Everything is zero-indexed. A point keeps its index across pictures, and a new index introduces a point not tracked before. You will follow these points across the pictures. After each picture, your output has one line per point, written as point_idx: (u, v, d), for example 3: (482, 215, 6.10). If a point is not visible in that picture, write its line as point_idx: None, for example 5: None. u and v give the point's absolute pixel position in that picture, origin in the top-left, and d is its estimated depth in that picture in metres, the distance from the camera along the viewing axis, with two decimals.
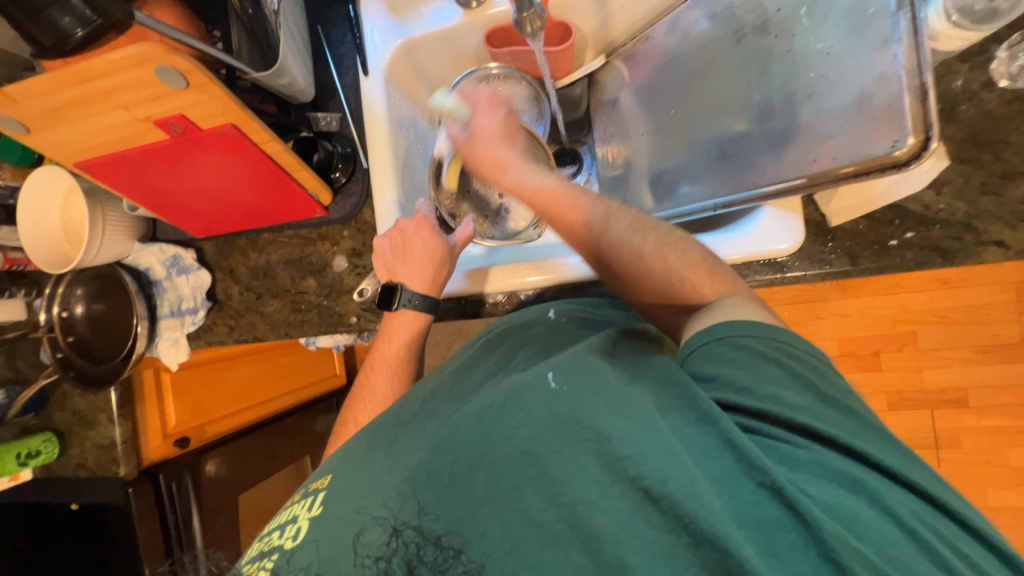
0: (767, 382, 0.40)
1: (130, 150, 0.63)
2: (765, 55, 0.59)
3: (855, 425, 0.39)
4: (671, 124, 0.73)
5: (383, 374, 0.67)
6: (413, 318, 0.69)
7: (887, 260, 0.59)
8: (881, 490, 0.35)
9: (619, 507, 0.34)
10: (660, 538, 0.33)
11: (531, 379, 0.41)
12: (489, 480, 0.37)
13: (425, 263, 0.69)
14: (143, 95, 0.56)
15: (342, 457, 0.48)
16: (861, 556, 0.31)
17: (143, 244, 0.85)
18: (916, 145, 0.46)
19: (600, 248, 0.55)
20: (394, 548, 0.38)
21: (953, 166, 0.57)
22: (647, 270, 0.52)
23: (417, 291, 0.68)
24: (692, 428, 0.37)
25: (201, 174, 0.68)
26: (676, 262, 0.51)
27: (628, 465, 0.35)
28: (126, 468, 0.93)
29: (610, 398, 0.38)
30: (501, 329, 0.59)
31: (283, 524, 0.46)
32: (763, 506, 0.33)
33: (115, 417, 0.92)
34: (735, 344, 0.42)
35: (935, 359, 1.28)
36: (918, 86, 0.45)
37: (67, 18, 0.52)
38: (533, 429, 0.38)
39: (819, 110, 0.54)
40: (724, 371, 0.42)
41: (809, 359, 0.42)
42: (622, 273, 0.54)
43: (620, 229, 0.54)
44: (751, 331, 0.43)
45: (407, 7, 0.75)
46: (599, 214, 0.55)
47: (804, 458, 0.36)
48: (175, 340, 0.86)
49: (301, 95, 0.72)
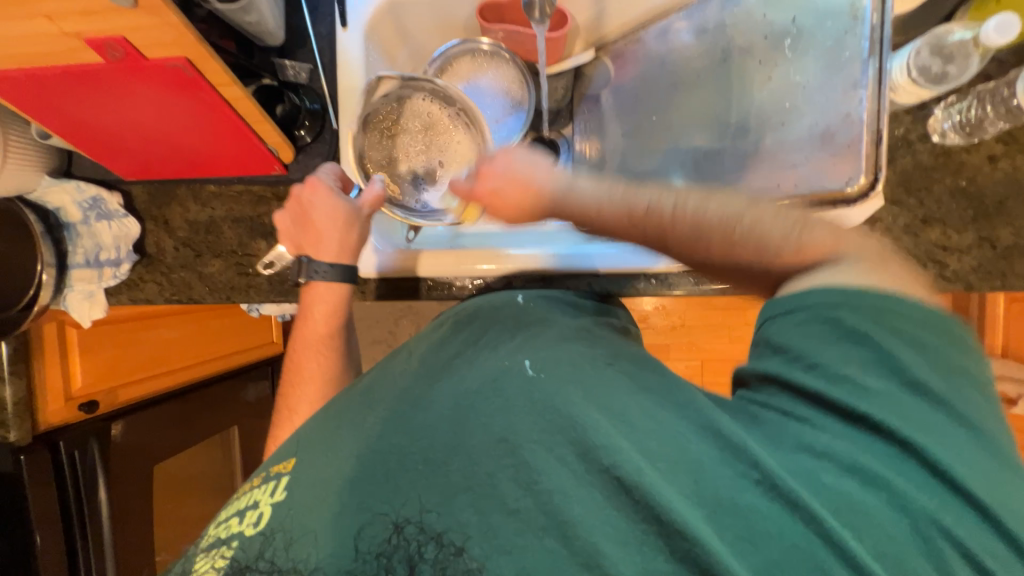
0: (847, 363, 0.37)
1: (49, 70, 0.53)
2: (746, 78, 0.62)
3: (928, 415, 0.36)
4: (651, 129, 0.75)
5: (308, 350, 0.65)
6: (332, 294, 0.65)
7: None
8: (902, 485, 0.34)
9: (592, 496, 0.35)
10: (631, 525, 0.34)
11: (508, 368, 0.42)
12: (465, 469, 0.38)
13: (329, 234, 0.64)
14: (73, 8, 0.46)
15: (305, 440, 0.48)
16: (839, 546, 0.32)
17: (55, 179, 0.73)
18: (865, 185, 0.53)
19: (669, 242, 0.46)
20: (397, 545, 0.37)
21: (886, 206, 0.64)
22: (741, 251, 0.43)
23: (331, 262, 0.64)
24: (674, 418, 0.38)
25: (138, 109, 0.59)
26: (772, 228, 0.43)
27: (603, 454, 0.35)
28: (18, 433, 0.83)
29: (587, 385, 0.40)
30: (473, 310, 0.56)
31: (242, 510, 0.44)
32: (744, 494, 0.34)
33: (7, 375, 0.80)
34: (823, 317, 0.39)
35: None
36: (875, 131, 0.51)
37: None
38: (511, 417, 0.39)
39: (787, 139, 0.59)
40: (799, 343, 0.39)
41: (912, 331, 0.38)
42: (712, 261, 0.45)
43: (686, 216, 0.44)
44: (847, 305, 0.39)
45: None
46: (649, 202, 0.45)
47: (827, 445, 0.36)
48: (90, 295, 0.76)
49: (269, 37, 0.64)
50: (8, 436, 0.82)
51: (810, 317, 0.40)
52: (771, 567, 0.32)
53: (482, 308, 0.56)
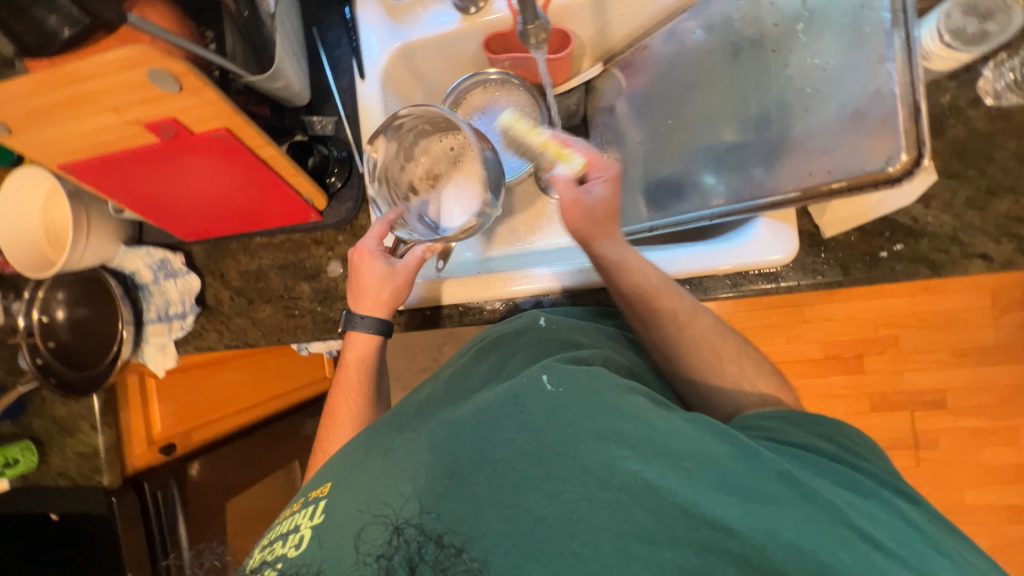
0: (806, 436, 0.44)
1: (117, 152, 0.61)
2: (762, 69, 0.61)
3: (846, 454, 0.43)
4: (669, 133, 0.74)
5: (342, 400, 0.67)
6: (370, 343, 0.68)
7: (877, 271, 0.60)
8: (882, 494, 0.39)
9: (616, 499, 0.33)
10: (659, 523, 0.33)
11: (526, 381, 0.41)
12: (491, 478, 0.36)
13: (387, 290, 0.67)
14: (136, 98, 0.54)
15: (343, 463, 0.45)
16: (869, 537, 0.34)
17: (129, 246, 0.83)
18: (909, 162, 0.47)
19: (651, 322, 0.57)
20: (397, 546, 0.37)
21: (941, 181, 0.59)
22: (715, 368, 0.54)
23: (373, 318, 0.67)
24: (687, 425, 0.38)
25: (191, 177, 0.66)
26: (719, 340, 0.55)
27: (626, 461, 0.34)
28: (109, 477, 0.91)
29: (602, 401, 0.38)
30: (494, 337, 0.59)
31: (284, 534, 0.43)
32: (772, 487, 0.35)
33: (98, 424, 0.90)
34: (787, 413, 0.47)
35: (916, 362, 1.33)
36: (910, 103, 0.46)
37: (53, 16, 0.50)
38: (533, 431, 0.37)
39: (817, 124, 0.55)
40: (773, 423, 0.45)
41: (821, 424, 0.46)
42: (667, 345, 0.56)
43: (694, 332, 0.56)
44: (799, 412, 0.47)
45: (405, 10, 0.73)
46: (656, 282, 0.57)
47: (821, 468, 0.40)
48: (163, 346, 0.84)
49: (296, 98, 0.70)
50: (103, 480, 0.91)
51: (769, 417, 0.47)
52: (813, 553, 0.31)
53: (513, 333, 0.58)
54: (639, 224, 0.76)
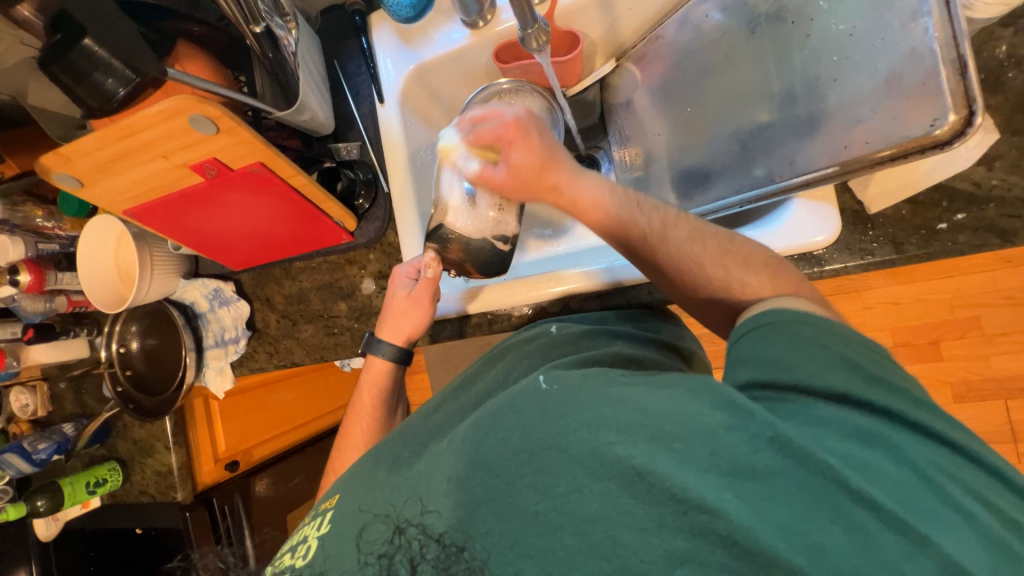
0: (813, 360, 0.39)
1: (169, 195, 0.67)
2: (781, 44, 0.58)
3: (891, 392, 0.37)
4: (689, 122, 0.72)
5: (360, 419, 0.71)
6: (388, 368, 0.72)
7: (936, 245, 0.54)
8: (889, 437, 0.35)
9: (608, 488, 0.34)
10: (649, 510, 0.32)
11: (523, 387, 0.42)
12: (487, 480, 0.38)
13: (412, 321, 0.71)
14: (179, 144, 0.60)
15: (350, 477, 0.52)
16: (861, 498, 0.31)
17: (187, 279, 0.91)
18: (958, 123, 0.43)
19: (655, 259, 0.53)
20: (398, 545, 0.41)
21: (1003, 139, 0.53)
22: (707, 274, 0.50)
23: (397, 344, 0.71)
24: (686, 397, 0.37)
25: (233, 211, 0.72)
26: (737, 271, 0.49)
27: (615, 447, 0.34)
28: (184, 493, 1.00)
29: (605, 399, 0.37)
30: (503, 346, 0.64)
31: (294, 546, 0.49)
32: (760, 456, 0.33)
33: (171, 444, 0.99)
34: (782, 328, 0.42)
35: (1005, 344, 1.19)
36: (954, 59, 0.43)
37: (110, 79, 0.56)
38: (526, 429, 0.38)
39: (848, 93, 0.52)
40: (772, 352, 0.41)
41: (859, 346, 0.40)
42: (679, 282, 0.53)
43: (677, 242, 0.51)
44: (804, 321, 0.42)
45: (417, 34, 0.76)
46: (654, 226, 0.52)
47: (817, 412, 0.37)
48: (221, 369, 0.91)
49: (321, 128, 0.74)
50: (177, 496, 0.99)
51: (776, 327, 0.42)
52: (802, 527, 0.31)
53: (508, 345, 0.64)
54: None
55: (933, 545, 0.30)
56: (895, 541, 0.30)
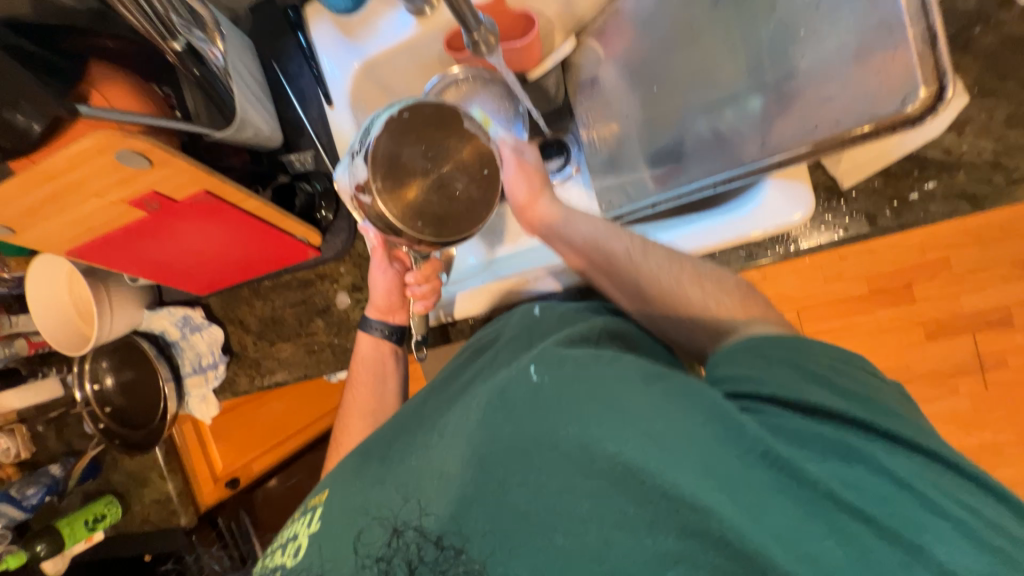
0: (785, 376, 0.39)
1: (113, 232, 0.63)
2: (748, 15, 0.54)
3: (877, 406, 0.38)
4: (657, 101, 0.68)
5: (361, 391, 0.69)
6: (381, 347, 0.71)
7: (908, 216, 0.54)
8: (879, 452, 0.35)
9: (599, 484, 0.35)
10: (638, 509, 0.34)
11: (514, 376, 0.42)
12: (477, 477, 0.39)
13: (383, 295, 0.70)
14: (113, 181, 0.55)
15: (338, 473, 0.51)
16: (853, 512, 0.32)
17: (152, 309, 0.87)
18: (929, 98, 0.41)
19: (628, 283, 0.55)
20: (395, 549, 0.41)
21: (973, 102, 0.51)
22: (686, 298, 0.51)
23: (379, 321, 0.71)
24: (678, 398, 0.37)
25: (186, 239, 0.67)
26: (709, 291, 0.51)
27: (607, 444, 0.35)
28: (187, 518, 0.99)
29: (600, 397, 0.37)
30: (486, 339, 0.62)
31: (285, 542, 0.50)
32: (752, 470, 0.34)
33: (165, 472, 0.98)
34: (755, 352, 0.42)
35: (972, 282, 1.23)
36: (925, 30, 0.40)
37: (19, 116, 0.50)
38: (517, 425, 0.39)
39: (818, 66, 0.49)
40: (745, 369, 0.41)
41: (831, 362, 0.40)
42: (656, 308, 0.53)
43: (651, 263, 0.54)
44: (771, 340, 0.42)
45: (359, 24, 0.70)
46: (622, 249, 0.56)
47: (802, 427, 0.37)
48: (204, 396, 0.89)
49: (269, 141, 0.68)
50: (181, 521, 0.99)
51: (750, 346, 0.42)
52: (792, 536, 0.31)
53: (499, 330, 0.61)
54: (644, 200, 0.70)
55: (928, 554, 0.31)
56: (886, 552, 0.31)
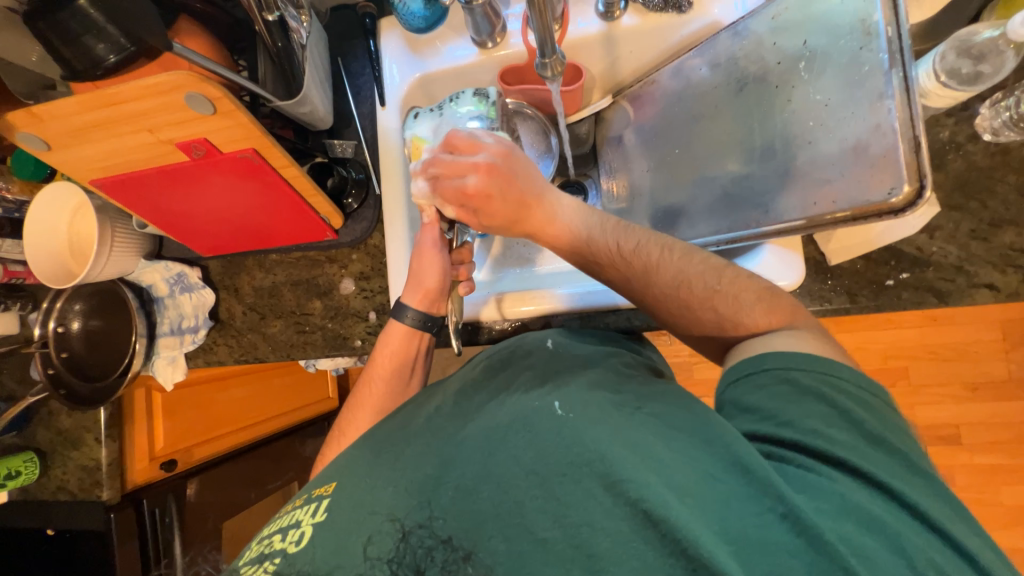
0: (812, 417, 0.41)
1: (147, 170, 0.64)
2: (766, 104, 0.63)
3: (904, 472, 0.38)
4: (675, 162, 0.76)
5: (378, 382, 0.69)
6: (409, 335, 0.70)
7: (884, 299, 0.61)
8: (902, 531, 0.35)
9: (620, 529, 0.35)
10: (659, 559, 0.34)
11: (539, 406, 0.43)
12: (495, 495, 0.39)
13: (433, 277, 0.68)
14: (172, 119, 0.57)
15: (349, 467, 0.50)
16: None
17: (148, 260, 0.85)
18: (911, 194, 0.49)
19: (647, 298, 0.56)
20: (405, 550, 0.40)
21: (944, 212, 0.60)
22: (694, 316, 0.53)
23: (419, 311, 0.69)
24: (699, 446, 0.39)
25: (216, 195, 0.69)
26: (727, 308, 0.51)
27: (629, 486, 0.36)
28: (109, 493, 0.91)
29: (613, 423, 0.41)
30: (505, 355, 0.63)
31: (284, 527, 0.47)
32: (768, 530, 0.34)
33: (102, 437, 0.90)
34: (785, 382, 0.43)
35: (927, 394, 1.31)
36: (911, 138, 0.49)
37: (101, 44, 0.54)
38: (539, 449, 0.40)
39: (818, 155, 0.57)
40: (770, 404, 0.43)
41: (862, 406, 0.41)
42: (675, 318, 0.55)
43: (663, 282, 0.54)
44: (803, 369, 0.43)
45: (425, 44, 0.77)
46: (641, 266, 0.55)
47: (825, 485, 0.37)
48: (172, 359, 0.85)
49: (320, 122, 0.73)
50: (102, 495, 0.90)
51: (781, 383, 0.43)
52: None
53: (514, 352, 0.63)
54: None
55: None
56: None
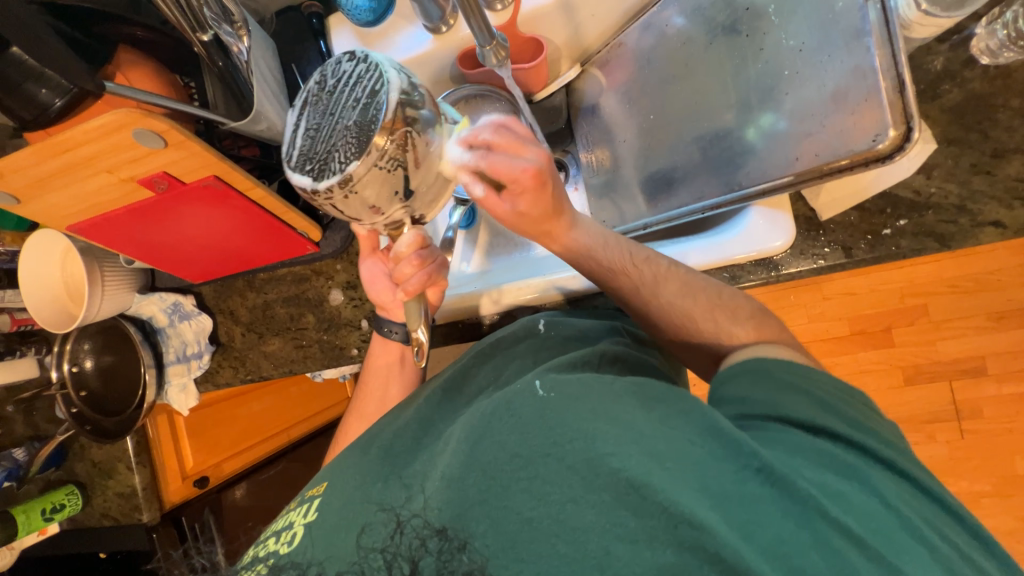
0: (794, 399, 0.42)
1: (117, 211, 0.64)
2: (738, 54, 0.59)
3: (874, 434, 0.40)
4: (652, 129, 0.72)
5: (373, 399, 0.70)
6: (390, 346, 0.71)
7: (881, 250, 0.57)
8: (870, 473, 0.37)
9: (602, 499, 0.35)
10: (640, 523, 0.34)
11: (520, 390, 0.44)
12: (480, 481, 0.39)
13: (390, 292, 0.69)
14: (126, 158, 0.57)
15: (337, 467, 0.53)
16: (839, 527, 0.33)
17: (143, 294, 0.87)
18: (898, 137, 0.45)
19: (651, 312, 0.57)
20: (401, 542, 0.41)
21: (940, 148, 0.56)
22: (697, 329, 0.54)
23: (398, 323, 0.71)
24: (679, 420, 0.39)
25: (189, 224, 0.69)
26: (725, 321, 0.53)
27: (611, 459, 0.36)
28: (149, 513, 0.96)
29: (596, 402, 0.40)
30: (493, 342, 0.64)
31: (279, 530, 0.49)
32: (747, 485, 0.35)
33: (134, 464, 0.95)
34: (764, 375, 0.45)
35: (949, 330, 1.27)
36: (895, 76, 0.45)
37: (44, 90, 0.53)
38: (521, 434, 0.40)
39: (799, 105, 0.54)
40: (755, 390, 0.44)
41: (839, 395, 0.42)
42: (673, 331, 0.57)
43: (669, 293, 0.56)
44: (781, 365, 0.45)
45: (378, 37, 0.74)
46: (649, 278, 0.57)
47: (801, 444, 0.39)
48: (184, 386, 0.87)
49: (281, 137, 0.71)
50: (143, 517, 0.96)
51: (758, 374, 0.45)
52: (783, 551, 0.32)
53: (502, 344, 0.63)
54: (635, 221, 0.74)
55: (900, 574, 0.32)
56: (870, 569, 0.32)
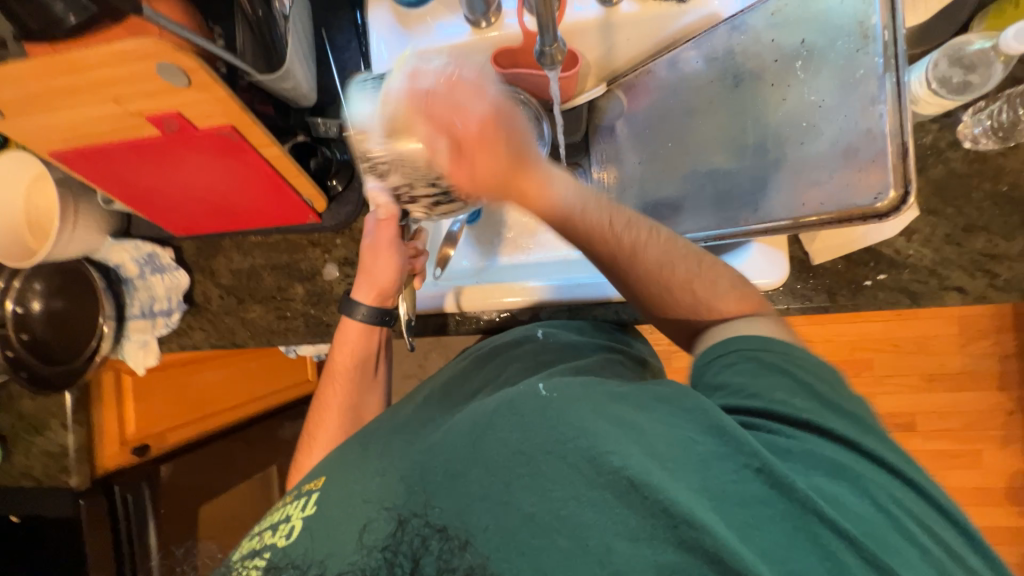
0: (779, 390, 0.44)
1: (108, 144, 0.60)
2: (761, 100, 0.64)
3: (858, 425, 0.42)
4: (668, 156, 0.75)
5: (341, 383, 0.71)
6: (365, 334, 0.70)
7: (861, 298, 0.63)
8: (862, 473, 0.39)
9: (604, 497, 0.36)
10: (642, 522, 0.35)
11: (522, 390, 0.43)
12: (483, 477, 0.39)
13: (385, 274, 0.67)
14: (140, 91, 0.53)
15: (335, 462, 0.53)
16: (835, 531, 0.35)
17: (115, 239, 0.81)
18: (895, 199, 0.51)
19: (629, 275, 0.54)
20: (402, 538, 0.40)
21: (922, 217, 0.62)
22: (674, 298, 0.55)
23: (373, 307, 0.69)
24: (680, 419, 0.40)
25: (190, 173, 0.65)
26: (704, 293, 0.54)
27: (613, 456, 0.36)
28: (77, 479, 0.88)
29: (597, 404, 0.41)
30: (489, 348, 0.65)
31: (275, 523, 0.49)
32: (747, 485, 0.37)
33: (69, 423, 0.87)
34: (751, 359, 0.47)
35: (888, 385, 1.38)
36: (900, 144, 0.50)
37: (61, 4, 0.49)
38: (525, 431, 0.39)
39: (811, 155, 0.58)
40: (744, 381, 0.46)
41: (819, 378, 0.45)
42: (648, 296, 0.56)
43: (648, 262, 0.53)
44: (764, 347, 0.47)
45: (416, 19, 0.73)
46: (627, 245, 0.52)
47: (798, 447, 0.40)
48: (144, 343, 0.81)
49: (302, 99, 0.71)
50: (70, 480, 0.88)
51: (744, 367, 0.47)
52: (779, 552, 0.35)
53: (500, 346, 0.64)
54: None
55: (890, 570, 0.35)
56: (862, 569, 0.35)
